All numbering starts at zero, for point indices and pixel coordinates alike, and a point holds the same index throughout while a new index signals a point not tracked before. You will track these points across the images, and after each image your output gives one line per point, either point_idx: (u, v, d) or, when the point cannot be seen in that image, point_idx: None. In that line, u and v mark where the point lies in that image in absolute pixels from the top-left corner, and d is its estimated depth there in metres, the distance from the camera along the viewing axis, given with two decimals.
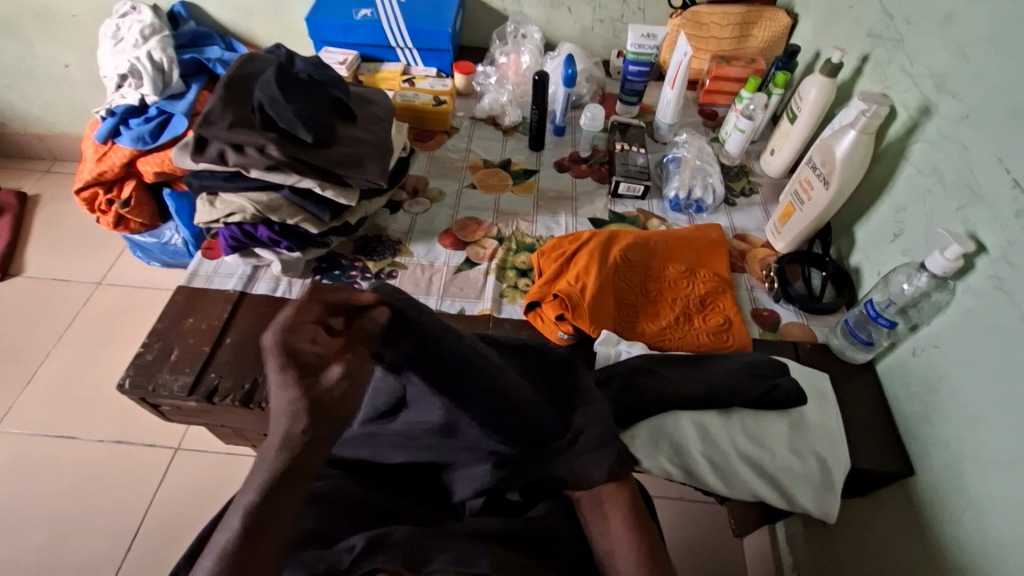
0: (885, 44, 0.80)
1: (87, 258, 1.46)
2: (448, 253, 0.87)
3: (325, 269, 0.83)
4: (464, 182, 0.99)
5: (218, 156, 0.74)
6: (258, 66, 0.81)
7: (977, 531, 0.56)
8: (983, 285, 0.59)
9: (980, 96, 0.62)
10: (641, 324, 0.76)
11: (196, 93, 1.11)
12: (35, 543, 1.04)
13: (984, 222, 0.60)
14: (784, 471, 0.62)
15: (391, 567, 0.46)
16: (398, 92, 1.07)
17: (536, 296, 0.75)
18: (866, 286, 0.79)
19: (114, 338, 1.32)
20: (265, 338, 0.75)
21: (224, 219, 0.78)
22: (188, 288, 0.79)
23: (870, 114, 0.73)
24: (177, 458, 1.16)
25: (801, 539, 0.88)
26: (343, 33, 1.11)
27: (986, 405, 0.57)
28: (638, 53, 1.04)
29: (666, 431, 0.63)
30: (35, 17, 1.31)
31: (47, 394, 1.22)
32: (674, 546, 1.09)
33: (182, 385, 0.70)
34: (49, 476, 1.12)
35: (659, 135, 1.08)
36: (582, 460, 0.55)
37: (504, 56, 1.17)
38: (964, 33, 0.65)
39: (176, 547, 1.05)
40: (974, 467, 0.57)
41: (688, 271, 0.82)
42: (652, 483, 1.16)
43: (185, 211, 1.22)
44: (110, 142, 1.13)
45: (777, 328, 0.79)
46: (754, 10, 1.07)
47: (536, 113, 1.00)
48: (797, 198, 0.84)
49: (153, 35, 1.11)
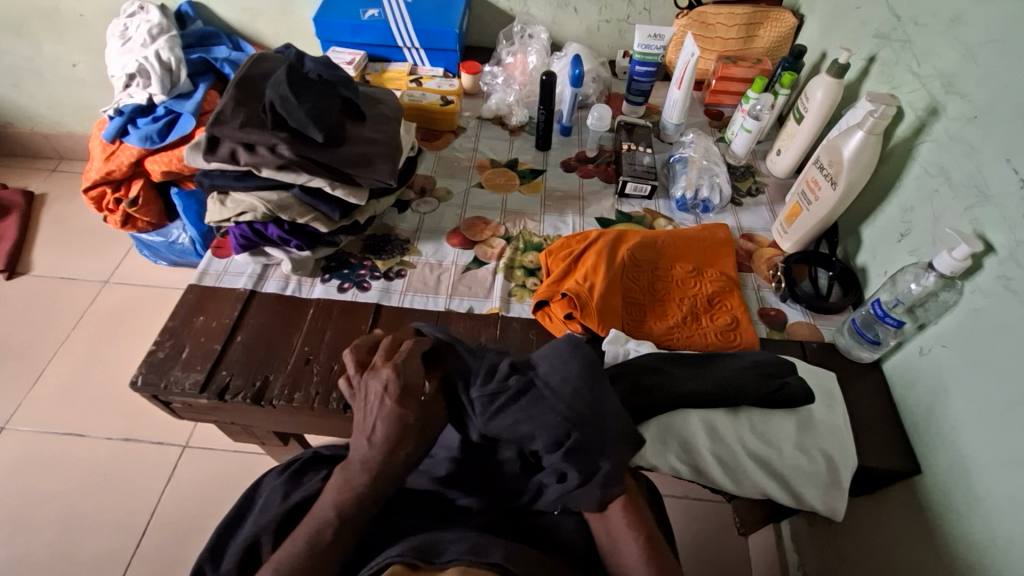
0: (892, 45, 0.80)
1: (95, 258, 1.47)
2: (456, 252, 0.87)
3: (334, 268, 0.83)
4: (472, 181, 0.99)
5: (230, 155, 0.74)
6: (269, 66, 0.81)
7: (983, 527, 0.57)
8: (991, 285, 0.60)
9: (986, 97, 0.63)
10: (649, 323, 0.77)
11: (204, 92, 1.11)
12: (45, 540, 1.05)
13: (992, 223, 0.61)
14: (792, 469, 0.63)
15: (405, 560, 0.46)
16: (405, 92, 1.07)
17: (545, 294, 0.76)
18: (873, 285, 0.79)
19: (121, 337, 1.33)
20: (275, 337, 0.75)
21: (235, 218, 0.78)
22: (199, 286, 0.79)
23: (878, 115, 0.73)
24: (184, 456, 1.17)
25: (805, 536, 0.89)
26: (350, 34, 1.12)
27: (992, 404, 0.57)
28: (645, 54, 1.05)
29: (675, 429, 0.63)
30: (44, 17, 1.32)
31: (55, 393, 1.23)
32: (681, 545, 1.09)
33: (193, 382, 0.70)
34: (59, 474, 1.12)
35: (665, 136, 1.09)
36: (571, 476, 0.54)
37: (511, 57, 1.18)
38: (972, 34, 0.65)
39: (185, 545, 1.06)
40: (981, 466, 0.58)
41: (695, 270, 0.83)
42: (658, 481, 1.17)
43: (192, 210, 1.22)
44: (118, 142, 1.14)
45: (783, 327, 0.80)
46: (760, 11, 1.08)
47: (543, 114, 1.00)
48: (804, 198, 0.84)
49: (161, 34, 1.12)
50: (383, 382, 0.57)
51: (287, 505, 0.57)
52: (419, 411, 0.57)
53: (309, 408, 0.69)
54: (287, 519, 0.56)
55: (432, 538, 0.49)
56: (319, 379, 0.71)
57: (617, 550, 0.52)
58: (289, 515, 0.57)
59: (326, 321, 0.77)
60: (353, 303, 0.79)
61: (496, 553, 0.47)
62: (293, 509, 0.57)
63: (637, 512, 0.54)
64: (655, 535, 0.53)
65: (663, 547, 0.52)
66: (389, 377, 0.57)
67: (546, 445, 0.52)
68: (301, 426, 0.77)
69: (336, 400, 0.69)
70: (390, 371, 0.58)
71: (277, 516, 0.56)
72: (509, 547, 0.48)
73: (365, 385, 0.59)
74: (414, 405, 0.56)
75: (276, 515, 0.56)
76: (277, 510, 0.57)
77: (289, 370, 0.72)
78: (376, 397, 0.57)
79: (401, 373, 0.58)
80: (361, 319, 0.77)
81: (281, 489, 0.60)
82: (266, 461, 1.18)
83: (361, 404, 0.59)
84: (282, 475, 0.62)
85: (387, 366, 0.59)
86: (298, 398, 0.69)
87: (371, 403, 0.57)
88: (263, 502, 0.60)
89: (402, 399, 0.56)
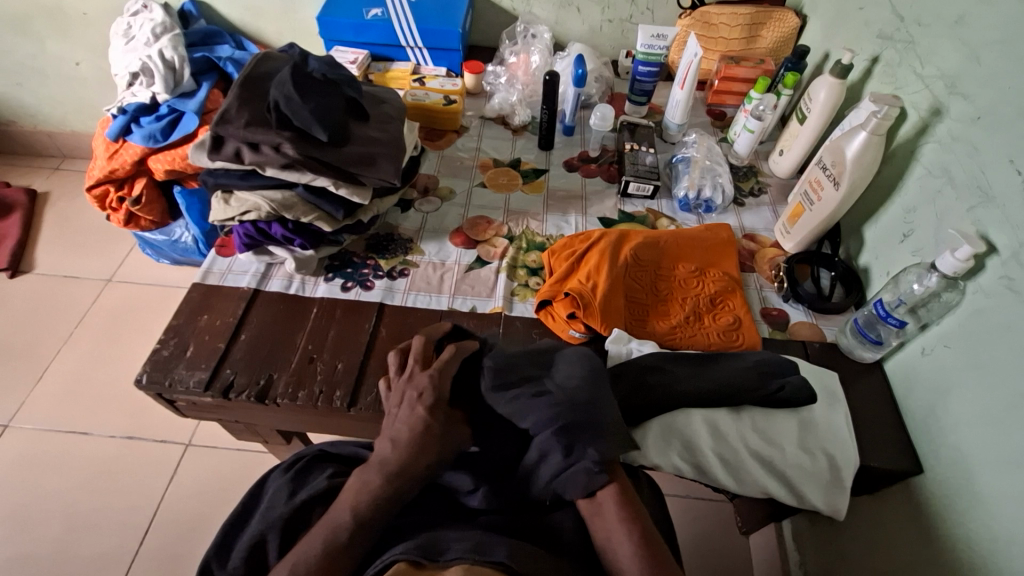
0: (896, 46, 0.81)
1: (99, 256, 1.47)
2: (459, 251, 0.87)
3: (337, 267, 0.84)
4: (474, 181, 0.99)
5: (235, 154, 0.75)
6: (273, 65, 0.82)
7: (985, 527, 0.57)
8: (994, 285, 0.60)
9: (990, 98, 0.63)
10: (652, 322, 0.77)
11: (207, 92, 1.12)
12: (49, 537, 1.05)
13: (995, 224, 0.61)
14: (794, 469, 0.63)
15: (409, 557, 0.47)
16: (408, 91, 1.07)
17: (548, 294, 0.76)
18: (875, 285, 0.80)
19: (125, 336, 1.33)
20: (279, 335, 0.75)
21: (240, 216, 0.78)
22: (203, 285, 0.80)
23: (881, 116, 0.73)
24: (187, 453, 1.17)
25: (806, 536, 0.89)
26: (353, 33, 1.12)
27: (995, 404, 0.58)
28: (648, 54, 1.05)
29: (677, 428, 0.64)
30: (47, 15, 1.33)
31: (59, 390, 1.23)
32: (682, 544, 1.10)
33: (197, 380, 0.71)
34: (63, 471, 1.13)
35: (668, 136, 1.09)
36: (570, 471, 0.55)
37: (514, 56, 1.18)
38: (975, 35, 0.65)
39: (189, 542, 1.06)
40: (983, 465, 0.58)
41: (697, 270, 0.83)
42: (660, 481, 1.17)
43: (195, 209, 1.23)
44: (122, 140, 1.14)
45: (785, 327, 0.80)
46: (762, 11, 1.08)
47: (546, 113, 1.00)
48: (806, 198, 0.85)
49: (164, 33, 1.12)
50: (418, 391, 0.59)
51: (292, 504, 0.57)
52: (443, 421, 0.58)
53: (313, 406, 0.69)
54: (294, 515, 0.57)
55: (435, 536, 0.49)
56: (323, 377, 0.71)
57: (612, 549, 0.52)
58: (294, 515, 0.57)
59: (330, 320, 0.77)
60: (356, 301, 0.79)
61: (500, 552, 0.47)
62: (298, 508, 0.57)
63: (636, 508, 0.54)
64: (655, 534, 0.53)
65: (661, 547, 0.52)
66: (425, 387, 0.59)
67: (545, 417, 0.56)
68: (304, 423, 0.77)
69: (340, 398, 0.70)
70: (427, 379, 0.59)
71: (284, 513, 0.56)
72: (513, 544, 0.49)
73: (399, 390, 0.61)
74: (441, 416, 0.58)
75: (282, 514, 0.57)
76: (283, 508, 0.57)
77: (293, 369, 0.72)
78: (408, 404, 0.58)
79: (436, 383, 0.59)
80: (364, 318, 0.77)
81: (286, 487, 0.60)
82: (269, 459, 1.19)
83: (390, 414, 0.60)
84: (287, 473, 0.63)
85: (426, 374, 0.60)
86: (302, 396, 0.70)
87: (402, 409, 0.59)
88: (269, 500, 0.60)
89: (433, 409, 0.57)
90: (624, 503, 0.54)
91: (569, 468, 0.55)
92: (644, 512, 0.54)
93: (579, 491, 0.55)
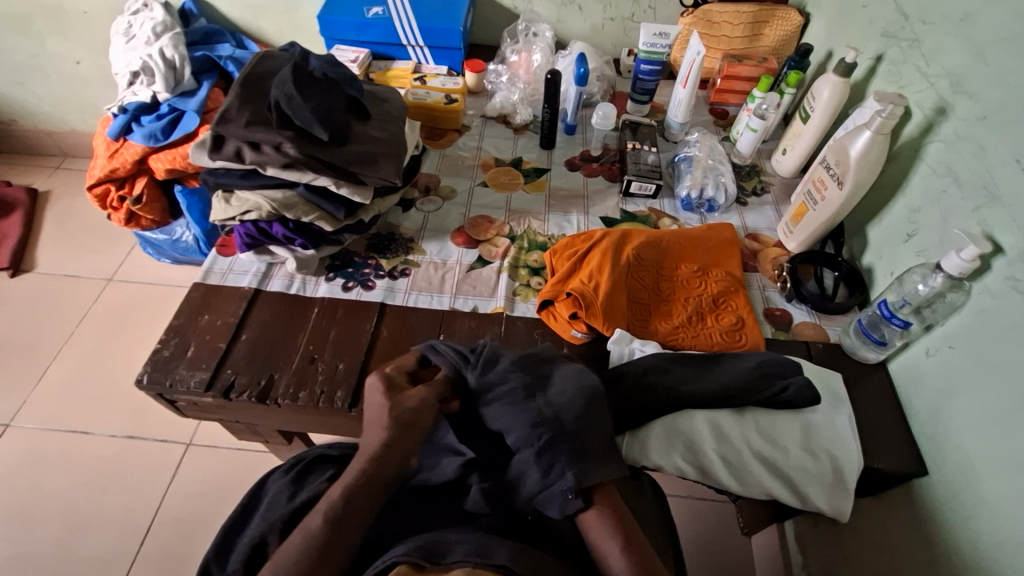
0: (901, 44, 0.80)
1: (100, 255, 1.47)
2: (461, 251, 0.87)
3: (339, 267, 0.83)
4: (476, 180, 0.99)
5: (235, 153, 0.74)
6: (273, 64, 0.81)
7: (991, 530, 0.56)
8: (1000, 286, 0.59)
9: (998, 97, 0.62)
10: (655, 323, 0.77)
11: (207, 90, 1.11)
12: (50, 536, 1.05)
13: (1001, 224, 0.60)
14: (798, 470, 0.63)
15: (410, 560, 0.46)
16: (409, 90, 1.07)
17: (550, 294, 0.76)
18: (879, 286, 0.79)
19: (125, 335, 1.33)
20: (278, 336, 0.75)
21: (240, 216, 0.78)
22: (204, 285, 0.79)
23: (886, 115, 0.72)
24: (188, 453, 1.17)
25: (809, 536, 0.89)
26: (354, 31, 1.11)
27: (1001, 406, 0.57)
28: (650, 52, 1.04)
29: (680, 430, 0.63)
30: (47, 14, 1.32)
31: (60, 390, 1.23)
32: (684, 546, 1.09)
33: (198, 381, 0.70)
34: (63, 470, 1.13)
35: (670, 134, 1.08)
36: (541, 496, 0.54)
37: (516, 55, 1.17)
38: (982, 33, 0.65)
39: (189, 542, 1.06)
40: (989, 467, 0.58)
41: (700, 270, 0.83)
42: (662, 481, 1.17)
43: (196, 208, 1.22)
44: (123, 139, 1.14)
45: (788, 327, 0.80)
46: (766, 8, 1.07)
47: (548, 112, 1.00)
48: (810, 198, 0.84)
49: (165, 32, 1.12)
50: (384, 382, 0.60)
51: (293, 505, 0.57)
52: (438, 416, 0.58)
53: (314, 406, 0.69)
54: (295, 517, 0.57)
55: (436, 538, 0.49)
56: (324, 377, 0.71)
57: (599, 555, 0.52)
58: (296, 516, 0.57)
59: (331, 320, 0.77)
60: (357, 302, 0.79)
61: (501, 554, 0.47)
62: (299, 509, 0.57)
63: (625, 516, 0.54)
64: (644, 542, 0.53)
65: (648, 553, 0.52)
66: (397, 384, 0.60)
67: (519, 440, 0.55)
68: (305, 424, 0.77)
69: (341, 398, 0.69)
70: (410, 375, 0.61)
71: (284, 514, 0.56)
72: (513, 547, 0.48)
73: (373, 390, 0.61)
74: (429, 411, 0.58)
75: (282, 515, 0.56)
76: (284, 509, 0.57)
77: (294, 369, 0.72)
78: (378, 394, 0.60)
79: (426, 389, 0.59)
80: (364, 319, 0.77)
81: (287, 489, 0.60)
82: (269, 458, 1.19)
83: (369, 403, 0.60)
84: (289, 474, 0.62)
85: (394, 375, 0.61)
86: (303, 396, 0.70)
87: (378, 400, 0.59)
88: (270, 500, 0.60)
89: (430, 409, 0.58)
90: (608, 509, 0.54)
91: (546, 489, 0.54)
92: (630, 519, 0.54)
93: (559, 516, 0.54)
